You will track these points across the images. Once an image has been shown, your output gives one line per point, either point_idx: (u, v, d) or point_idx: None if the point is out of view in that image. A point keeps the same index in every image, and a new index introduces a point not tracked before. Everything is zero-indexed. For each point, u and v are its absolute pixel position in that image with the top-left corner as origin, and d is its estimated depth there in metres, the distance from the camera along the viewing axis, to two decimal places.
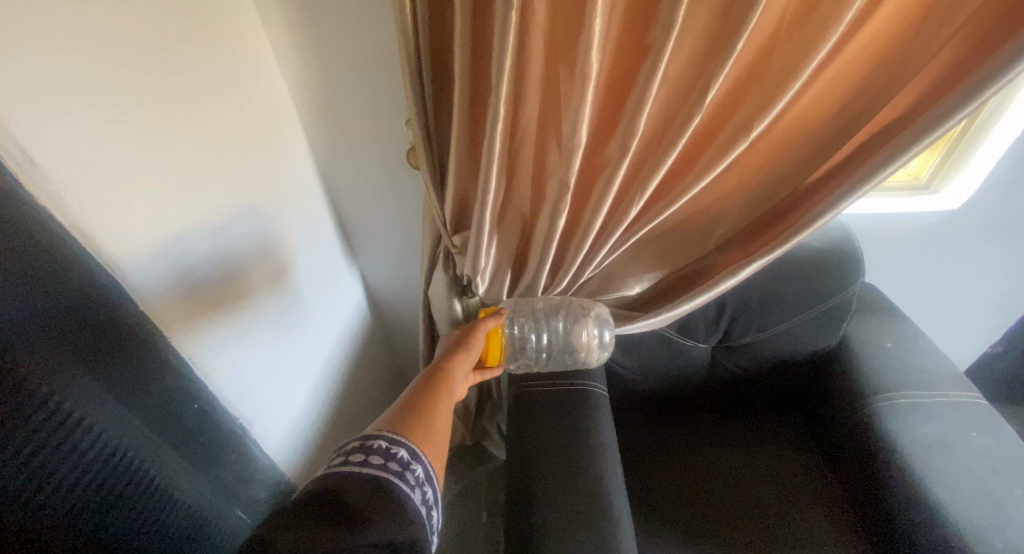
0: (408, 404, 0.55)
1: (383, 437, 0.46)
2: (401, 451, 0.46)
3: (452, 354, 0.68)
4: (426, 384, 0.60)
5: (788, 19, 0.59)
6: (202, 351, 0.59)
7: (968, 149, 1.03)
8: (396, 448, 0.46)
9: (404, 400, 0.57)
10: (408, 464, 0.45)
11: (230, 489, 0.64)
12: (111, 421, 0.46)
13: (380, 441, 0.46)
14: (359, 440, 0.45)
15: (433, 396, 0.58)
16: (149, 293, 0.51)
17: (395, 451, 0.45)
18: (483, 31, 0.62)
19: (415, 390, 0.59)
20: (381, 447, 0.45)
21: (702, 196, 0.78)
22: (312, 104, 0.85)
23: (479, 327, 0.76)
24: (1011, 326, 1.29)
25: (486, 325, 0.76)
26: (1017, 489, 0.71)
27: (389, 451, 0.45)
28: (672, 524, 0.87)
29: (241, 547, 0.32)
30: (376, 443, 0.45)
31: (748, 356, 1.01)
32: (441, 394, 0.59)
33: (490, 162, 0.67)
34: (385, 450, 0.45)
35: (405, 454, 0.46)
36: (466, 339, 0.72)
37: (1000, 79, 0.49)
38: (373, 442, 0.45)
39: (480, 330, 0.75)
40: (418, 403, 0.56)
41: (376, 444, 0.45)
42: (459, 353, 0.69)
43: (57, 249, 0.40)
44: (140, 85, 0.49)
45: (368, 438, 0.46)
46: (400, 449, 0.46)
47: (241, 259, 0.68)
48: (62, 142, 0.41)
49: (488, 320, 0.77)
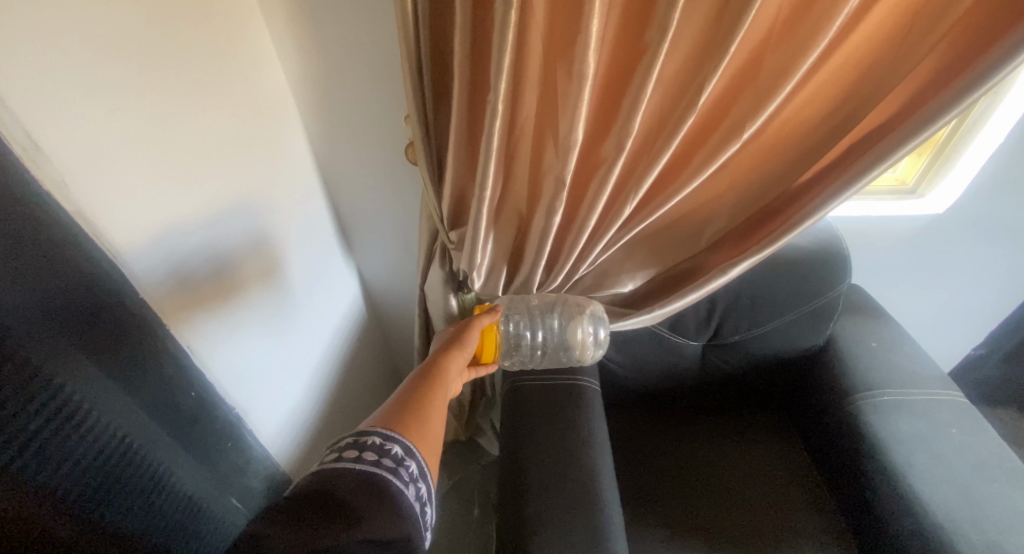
0: (404, 401, 0.57)
1: (378, 434, 0.48)
2: (395, 447, 0.47)
3: (448, 351, 0.69)
4: (421, 379, 0.62)
5: (779, 24, 0.60)
6: (200, 340, 0.60)
7: (954, 153, 1.05)
8: (390, 444, 0.47)
9: (398, 397, 0.58)
10: (401, 461, 0.46)
11: (227, 477, 0.66)
12: (111, 406, 0.47)
13: (374, 437, 0.47)
14: (353, 437, 0.46)
15: (428, 392, 0.59)
16: (149, 283, 0.52)
17: (389, 447, 0.47)
18: (483, 30, 0.63)
19: (410, 385, 0.60)
20: (375, 444, 0.46)
21: (694, 197, 0.80)
22: (312, 99, 0.86)
23: (474, 325, 0.77)
24: (992, 330, 1.33)
25: (480, 322, 0.77)
26: (994, 483, 0.74)
27: (383, 447, 0.46)
28: (660, 516, 0.89)
29: (234, 541, 0.34)
30: (370, 439, 0.46)
31: (736, 354, 1.03)
32: (436, 390, 0.61)
33: (488, 159, 0.68)
34: (379, 446, 0.46)
35: (399, 450, 0.47)
36: (461, 336, 0.74)
37: (981, 86, 0.52)
38: (368, 438, 0.46)
39: (475, 328, 0.76)
40: (411, 399, 0.57)
41: (370, 440, 0.46)
42: (454, 349, 0.70)
43: (61, 236, 0.42)
44: (143, 78, 0.50)
45: (362, 434, 0.47)
46: (394, 445, 0.47)
47: (240, 250, 0.69)
48: (67, 133, 0.42)
49: (484, 317, 0.79)
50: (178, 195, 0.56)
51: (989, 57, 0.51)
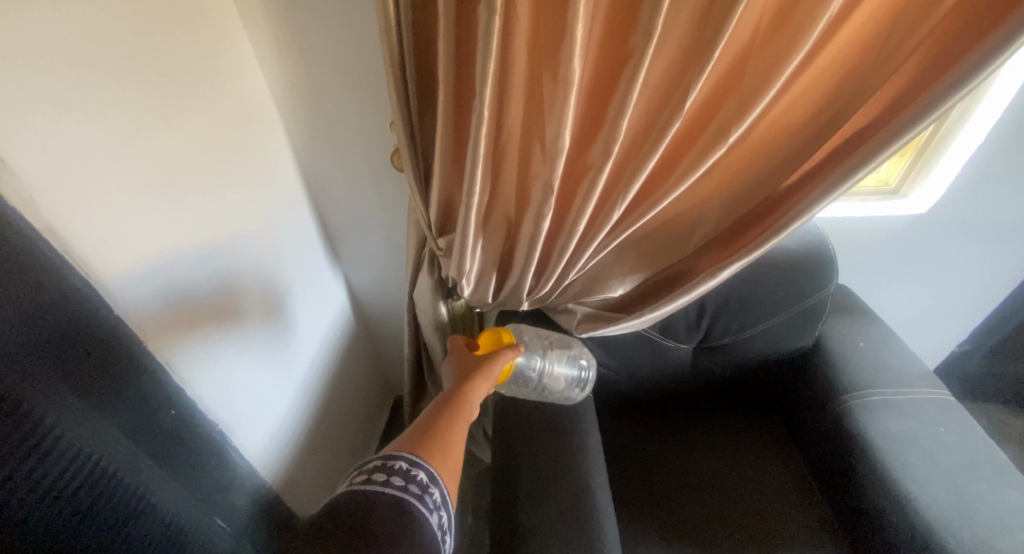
0: (421, 422, 0.53)
1: (404, 458, 0.46)
2: (421, 473, 0.45)
3: (465, 388, 0.59)
4: (442, 405, 0.56)
5: (761, 30, 0.61)
6: (178, 354, 0.58)
7: (933, 156, 1.07)
8: (417, 470, 0.45)
9: (424, 416, 0.54)
10: (427, 488, 0.45)
11: (211, 497, 0.63)
12: (88, 431, 0.45)
13: (400, 461, 0.45)
14: (381, 460, 0.45)
15: (450, 418, 0.54)
16: (126, 300, 0.50)
17: (414, 473, 0.45)
18: (467, 33, 0.62)
19: (431, 411, 0.55)
20: (402, 469, 0.45)
21: (682, 200, 0.80)
22: (293, 105, 0.84)
23: (496, 358, 0.65)
24: (977, 325, 1.35)
25: (502, 360, 0.65)
26: (983, 482, 0.75)
27: (409, 473, 0.45)
28: (657, 523, 0.88)
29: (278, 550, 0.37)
30: (397, 463, 0.45)
31: (726, 356, 1.03)
32: (459, 418, 0.55)
33: (475, 165, 0.67)
34: (406, 471, 0.45)
35: (424, 476, 0.45)
36: (482, 370, 0.62)
37: (965, 87, 0.52)
38: (395, 462, 0.45)
39: (497, 363, 0.64)
40: (427, 420, 0.53)
41: (397, 464, 0.45)
42: (475, 388, 0.60)
43: (29, 251, 0.40)
44: (119, 88, 0.49)
45: (389, 458, 0.46)
46: (420, 471, 0.45)
47: (220, 263, 0.67)
48: (36, 147, 0.40)
49: (507, 352, 0.67)
50: (156, 208, 0.54)
51: (971, 58, 0.51)
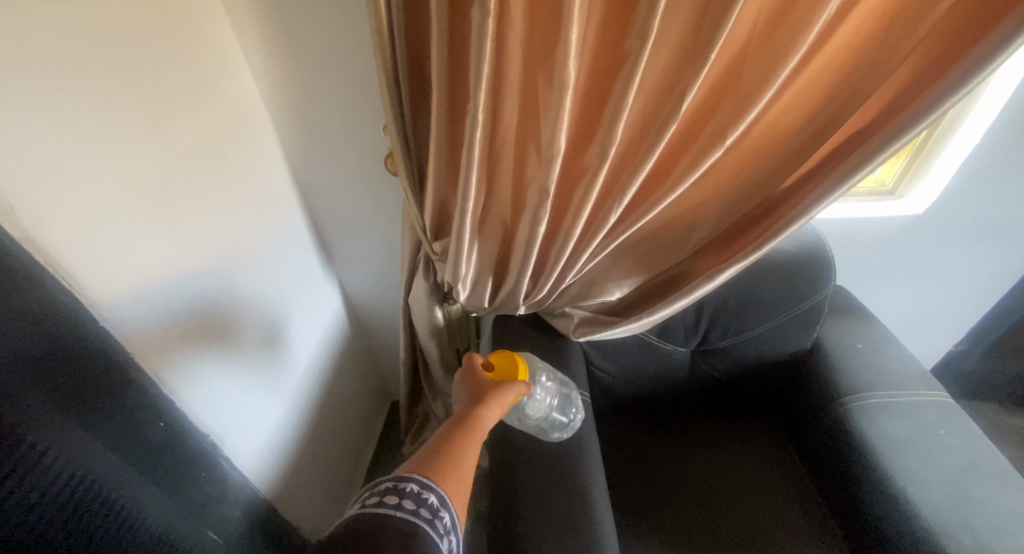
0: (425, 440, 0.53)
1: (415, 479, 0.45)
2: (432, 496, 0.45)
3: (476, 418, 0.57)
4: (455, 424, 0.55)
5: (757, 32, 0.60)
6: (165, 363, 0.57)
7: (929, 157, 1.07)
8: (427, 492, 0.45)
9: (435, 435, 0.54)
10: (437, 512, 0.44)
11: (203, 509, 0.62)
12: (73, 445, 0.43)
13: (411, 484, 0.45)
14: (392, 482, 0.44)
15: (460, 437, 0.53)
16: (111, 309, 0.49)
17: (425, 496, 0.44)
18: (460, 36, 0.61)
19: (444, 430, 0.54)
20: (413, 491, 0.44)
21: (679, 203, 0.79)
22: (285, 108, 0.83)
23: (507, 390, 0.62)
24: (974, 325, 1.35)
25: (511, 392, 0.62)
26: (984, 485, 0.74)
27: (420, 496, 0.44)
28: (657, 529, 0.87)
29: None
30: (407, 486, 0.44)
31: (724, 360, 1.03)
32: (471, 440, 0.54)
33: (470, 169, 0.66)
34: (416, 494, 0.44)
35: (434, 499, 0.44)
36: (492, 403, 0.59)
37: (963, 88, 0.52)
38: (406, 484, 0.44)
39: (508, 396, 0.61)
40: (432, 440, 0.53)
41: (408, 487, 0.44)
42: (485, 419, 0.57)
43: (9, 262, 0.39)
44: (104, 95, 0.48)
45: (400, 480, 0.45)
46: (430, 494, 0.45)
47: (211, 269, 0.66)
48: (16, 155, 0.39)
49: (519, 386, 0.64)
50: (143, 215, 0.53)
51: (968, 60, 0.51)
